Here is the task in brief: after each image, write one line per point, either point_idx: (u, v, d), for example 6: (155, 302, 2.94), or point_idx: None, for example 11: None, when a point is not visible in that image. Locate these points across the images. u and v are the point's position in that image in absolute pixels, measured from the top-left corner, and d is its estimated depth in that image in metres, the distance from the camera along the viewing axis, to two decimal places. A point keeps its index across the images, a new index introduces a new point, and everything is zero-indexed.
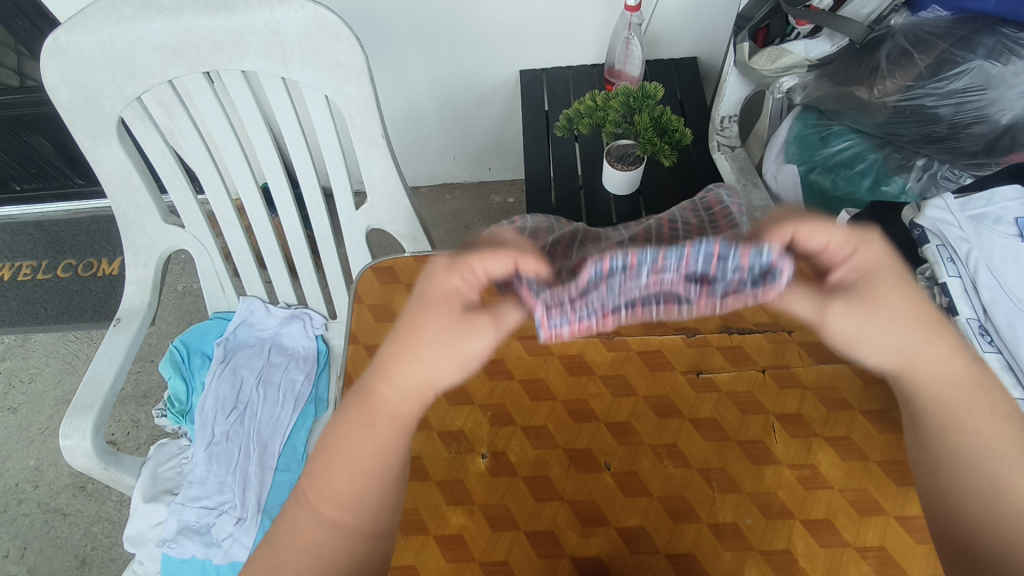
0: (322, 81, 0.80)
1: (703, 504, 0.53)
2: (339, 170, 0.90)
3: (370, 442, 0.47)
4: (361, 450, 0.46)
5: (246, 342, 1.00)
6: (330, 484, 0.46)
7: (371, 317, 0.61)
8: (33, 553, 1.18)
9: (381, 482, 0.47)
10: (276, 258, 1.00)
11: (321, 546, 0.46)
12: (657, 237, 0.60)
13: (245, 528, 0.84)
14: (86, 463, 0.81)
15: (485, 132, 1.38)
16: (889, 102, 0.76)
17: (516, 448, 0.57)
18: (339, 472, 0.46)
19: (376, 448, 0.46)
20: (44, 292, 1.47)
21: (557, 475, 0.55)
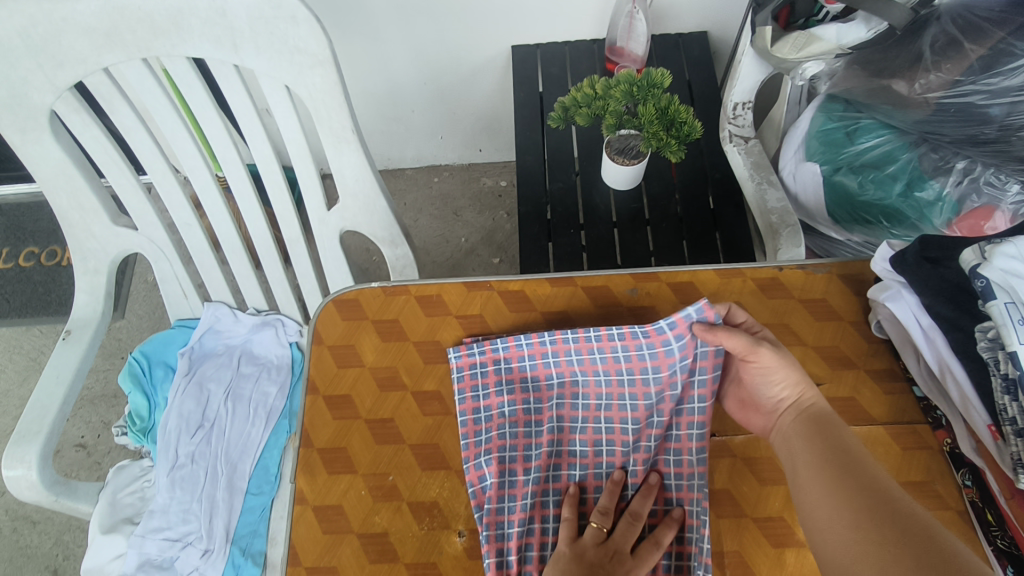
0: (280, 70, 0.70)
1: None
2: (308, 169, 0.80)
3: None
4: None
5: (214, 351, 0.91)
6: None
7: (330, 360, 0.56)
8: (1, 563, 1.13)
9: None
10: (242, 261, 0.92)
11: None
12: (632, 315, 0.56)
13: (212, 561, 0.78)
14: (35, 495, 0.74)
15: (474, 112, 1.27)
16: (931, 99, 0.67)
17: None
18: None
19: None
20: (5, 283, 1.38)
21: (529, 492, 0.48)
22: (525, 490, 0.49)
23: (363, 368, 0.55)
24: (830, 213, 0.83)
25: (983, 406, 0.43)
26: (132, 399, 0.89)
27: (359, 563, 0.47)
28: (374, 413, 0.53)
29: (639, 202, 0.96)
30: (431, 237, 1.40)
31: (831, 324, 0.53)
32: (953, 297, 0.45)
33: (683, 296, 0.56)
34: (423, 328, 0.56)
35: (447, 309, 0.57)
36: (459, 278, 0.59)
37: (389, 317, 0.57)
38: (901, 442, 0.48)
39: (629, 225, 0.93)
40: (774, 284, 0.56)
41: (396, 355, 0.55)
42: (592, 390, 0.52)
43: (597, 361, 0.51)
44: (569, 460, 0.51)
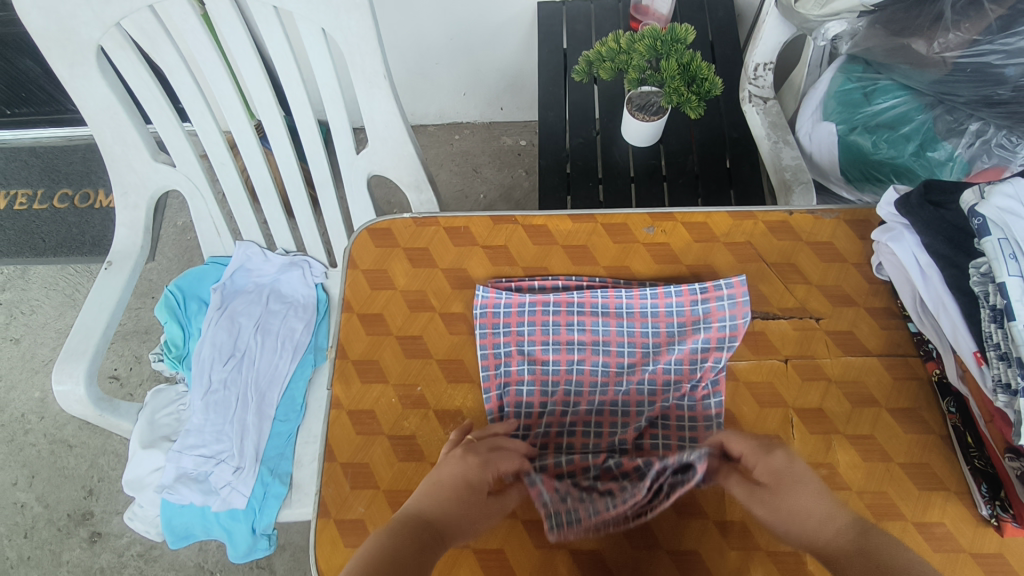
0: (318, 12, 0.72)
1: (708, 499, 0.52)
2: (339, 109, 0.83)
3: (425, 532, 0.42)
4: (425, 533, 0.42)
5: (244, 288, 0.96)
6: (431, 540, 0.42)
7: (361, 281, 0.60)
8: (41, 481, 1.21)
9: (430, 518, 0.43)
10: (273, 202, 0.95)
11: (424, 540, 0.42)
12: (651, 252, 0.59)
13: (242, 477, 0.83)
14: (82, 409, 0.80)
15: (498, 69, 1.28)
16: (949, 58, 0.68)
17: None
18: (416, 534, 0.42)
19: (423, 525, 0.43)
20: (40, 222, 1.44)
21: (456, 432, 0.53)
22: (543, 421, 0.53)
23: (394, 291, 0.59)
24: (843, 170, 0.85)
25: (970, 334, 0.46)
26: (168, 328, 0.94)
27: (388, 462, 0.52)
28: (403, 331, 0.57)
29: (657, 158, 0.98)
30: (451, 192, 1.43)
31: (835, 265, 0.57)
32: (952, 236, 0.48)
33: (698, 236, 0.59)
34: (450, 256, 0.60)
35: (474, 239, 0.61)
36: (486, 212, 0.62)
37: (419, 245, 0.61)
38: (890, 374, 0.52)
39: (646, 180, 0.96)
40: (784, 227, 0.59)
41: (425, 280, 0.60)
42: (614, 319, 0.55)
43: (621, 311, 0.55)
44: (588, 398, 0.54)
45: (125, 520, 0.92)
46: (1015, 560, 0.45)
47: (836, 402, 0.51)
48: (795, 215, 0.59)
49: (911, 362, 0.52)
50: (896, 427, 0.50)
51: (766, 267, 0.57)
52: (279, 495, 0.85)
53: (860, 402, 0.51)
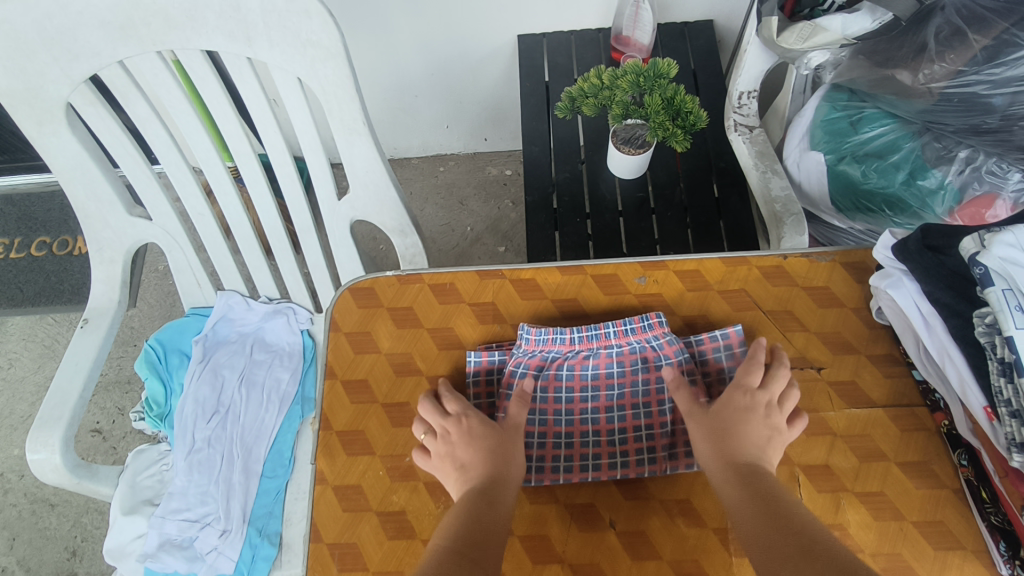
0: (292, 63, 0.71)
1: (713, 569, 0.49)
2: (319, 156, 0.81)
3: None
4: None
5: (227, 339, 0.93)
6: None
7: (349, 347, 0.57)
8: (22, 544, 1.16)
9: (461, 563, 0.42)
10: (254, 250, 0.93)
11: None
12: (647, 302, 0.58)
13: (229, 540, 0.80)
14: (58, 478, 0.76)
15: (481, 101, 1.27)
16: (934, 89, 0.67)
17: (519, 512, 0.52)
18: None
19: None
20: (17, 272, 1.40)
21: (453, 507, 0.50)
22: (537, 456, 0.53)
23: (380, 353, 0.57)
24: (833, 201, 0.84)
25: (978, 388, 0.44)
26: (149, 385, 0.91)
27: (378, 540, 0.49)
28: (390, 398, 0.55)
29: (644, 190, 0.97)
30: (437, 226, 1.41)
31: (832, 310, 0.55)
32: (953, 284, 0.46)
33: (691, 285, 0.57)
34: (436, 315, 0.58)
35: (460, 296, 0.59)
36: (472, 266, 0.60)
37: (403, 305, 0.59)
38: (895, 426, 0.50)
39: (634, 214, 0.95)
40: (779, 272, 0.57)
41: (410, 342, 0.57)
42: (603, 382, 0.55)
43: (612, 374, 0.55)
44: (582, 451, 0.53)
45: None
46: None
47: (841, 457, 0.49)
48: (789, 258, 0.58)
49: (917, 413, 0.51)
50: (906, 483, 0.48)
51: (762, 314, 0.56)
52: (268, 558, 0.81)
53: (867, 457, 0.49)
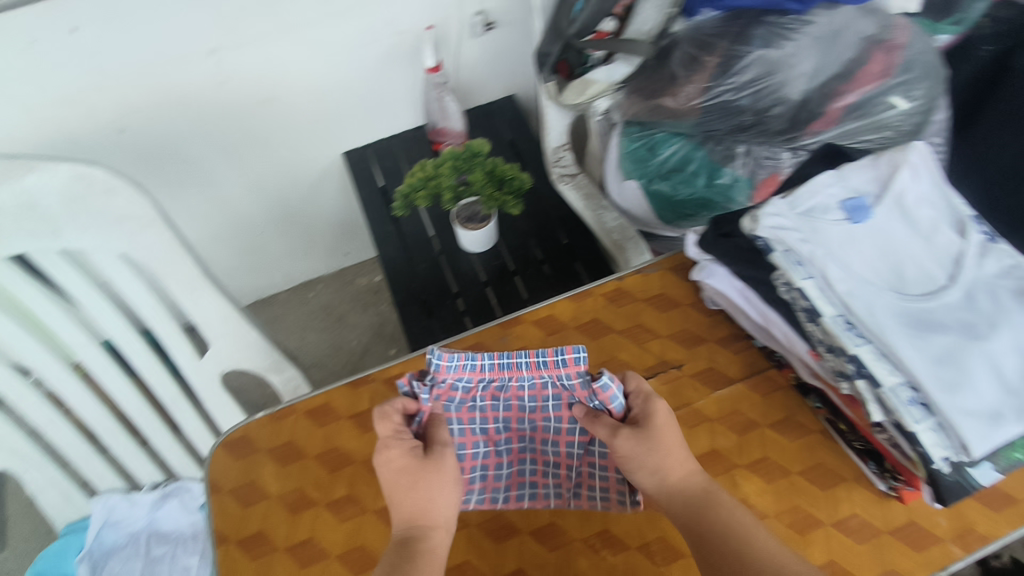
0: (111, 241, 0.70)
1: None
2: (167, 322, 0.79)
3: None
4: None
5: (117, 544, 0.86)
6: None
7: (228, 489, 0.55)
8: None
9: None
10: (122, 439, 0.86)
11: None
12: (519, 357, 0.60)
13: None
14: None
15: (330, 220, 1.30)
16: (695, 105, 0.79)
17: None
18: None
19: None
20: None
21: None
22: (465, 485, 0.57)
23: (270, 499, 0.55)
24: (658, 217, 0.94)
25: (800, 337, 0.51)
26: None
27: None
28: (291, 541, 0.53)
29: (501, 257, 1.02)
30: (323, 350, 1.40)
31: (675, 312, 0.61)
32: (752, 259, 0.53)
33: (550, 330, 0.61)
34: (319, 440, 0.57)
35: (338, 413, 0.59)
36: (342, 380, 0.60)
37: (282, 442, 0.57)
38: (759, 392, 0.55)
39: (498, 280, 0.99)
40: (621, 292, 0.62)
41: (299, 476, 0.56)
42: (539, 415, 0.55)
43: (547, 409, 0.55)
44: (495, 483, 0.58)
45: None
46: (924, 519, 0.49)
47: (724, 437, 0.53)
48: (625, 279, 0.64)
49: (771, 375, 0.56)
50: (781, 441, 0.53)
51: (618, 335, 0.60)
52: None
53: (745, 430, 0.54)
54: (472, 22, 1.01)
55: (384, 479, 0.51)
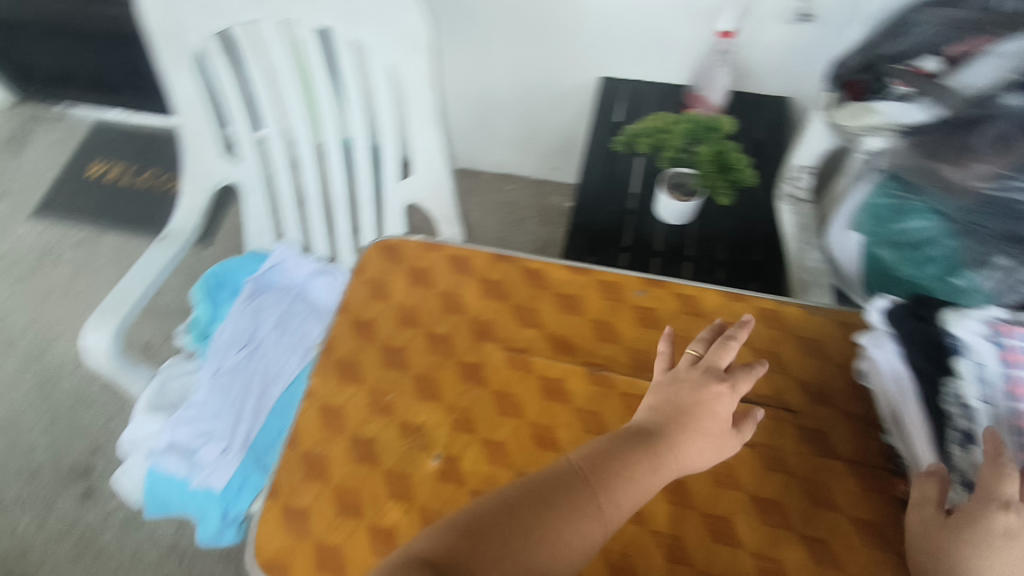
0: (388, 49, 0.83)
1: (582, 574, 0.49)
2: (395, 143, 0.95)
3: (567, 534, 0.38)
4: (568, 545, 0.38)
5: (275, 285, 1.05)
6: (533, 526, 0.37)
7: (472, 264, 0.62)
8: (60, 426, 1.29)
9: (542, 515, 0.38)
10: (316, 212, 1.04)
11: (586, 544, 0.38)
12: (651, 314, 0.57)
13: (227, 459, 0.88)
14: (102, 360, 0.88)
15: (555, 133, 1.37)
16: (973, 188, 0.63)
17: (470, 456, 0.51)
18: (531, 531, 0.37)
19: (570, 534, 0.38)
20: (124, 197, 1.60)
21: (387, 441, 0.53)
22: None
23: (390, 302, 0.60)
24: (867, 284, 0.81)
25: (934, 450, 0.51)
26: (197, 309, 1.03)
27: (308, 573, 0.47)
28: (386, 340, 0.58)
29: (684, 239, 0.98)
30: (491, 237, 1.49)
31: (820, 365, 0.59)
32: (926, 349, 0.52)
33: (689, 306, 0.57)
34: (448, 280, 0.61)
35: (471, 269, 0.61)
36: (491, 247, 0.63)
37: (421, 264, 0.62)
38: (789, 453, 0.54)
39: (668, 258, 0.95)
40: (774, 315, 0.62)
41: (419, 297, 0.60)
42: None
43: None
44: None
45: (118, 478, 0.92)
46: None
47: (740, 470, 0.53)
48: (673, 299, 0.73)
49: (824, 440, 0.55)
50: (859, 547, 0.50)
51: (748, 349, 0.60)
52: (255, 487, 0.88)
53: (775, 468, 0.53)
54: (788, 8, 0.99)
55: (707, 433, 0.44)
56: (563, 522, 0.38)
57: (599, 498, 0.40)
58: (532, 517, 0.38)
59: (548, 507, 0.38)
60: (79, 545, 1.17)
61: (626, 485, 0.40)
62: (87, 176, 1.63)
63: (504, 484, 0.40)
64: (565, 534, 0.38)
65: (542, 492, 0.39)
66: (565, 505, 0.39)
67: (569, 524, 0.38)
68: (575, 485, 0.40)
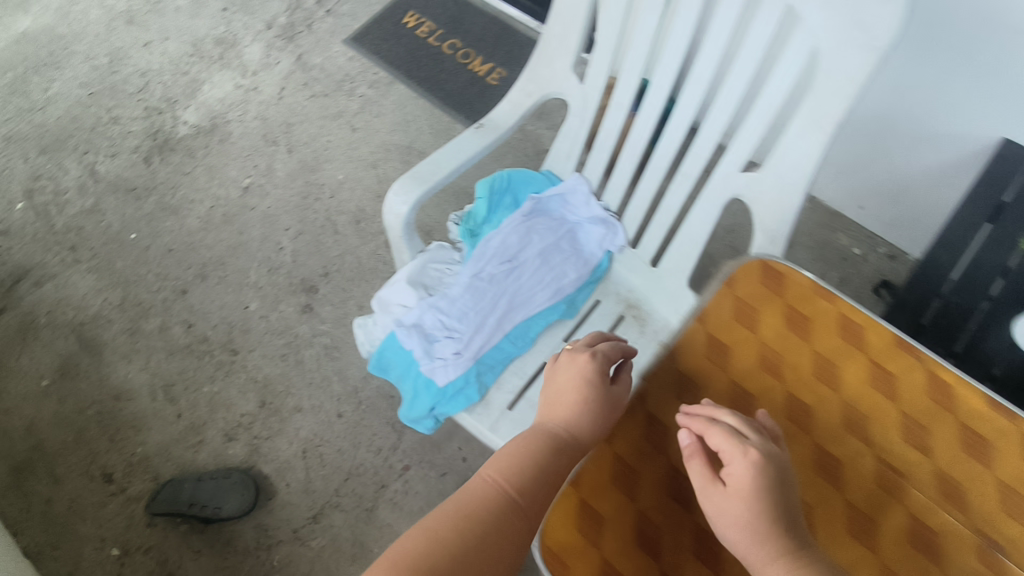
0: (825, 37, 0.69)
1: (620, 523, 0.45)
2: (751, 142, 0.82)
3: (494, 521, 0.50)
4: (503, 537, 0.49)
5: (552, 213, 1.02)
6: (471, 525, 0.49)
7: (868, 339, 0.51)
8: (303, 240, 1.40)
9: (473, 518, 0.50)
10: (629, 163, 0.97)
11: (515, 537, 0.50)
12: None
13: (457, 362, 0.89)
14: (393, 222, 0.89)
15: (891, 173, 1.17)
16: None
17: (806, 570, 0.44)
18: (470, 536, 0.48)
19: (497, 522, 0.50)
20: (425, 55, 1.63)
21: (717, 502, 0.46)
22: None
23: (757, 342, 0.51)
24: None
25: None
26: (476, 202, 1.02)
27: None
28: (743, 384, 0.50)
29: None
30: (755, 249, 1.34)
31: None
32: None
33: None
34: (833, 345, 0.51)
35: (866, 344, 0.51)
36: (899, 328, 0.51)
37: (807, 312, 0.52)
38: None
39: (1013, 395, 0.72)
40: None
41: (793, 352, 0.51)
42: None
43: None
44: None
45: (355, 325, 0.96)
46: None
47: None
48: None
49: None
50: None
51: None
52: (468, 399, 0.89)
53: None
54: None
55: (574, 412, 0.61)
56: (494, 524, 0.50)
57: (516, 489, 0.53)
58: (474, 517, 0.50)
59: (479, 510, 0.51)
60: (287, 348, 1.30)
61: (531, 473, 0.54)
62: (402, 23, 1.68)
63: (428, 531, 0.49)
64: (496, 526, 0.50)
65: (476, 517, 0.50)
66: (488, 506, 0.51)
67: (497, 517, 0.50)
68: (500, 498, 0.52)
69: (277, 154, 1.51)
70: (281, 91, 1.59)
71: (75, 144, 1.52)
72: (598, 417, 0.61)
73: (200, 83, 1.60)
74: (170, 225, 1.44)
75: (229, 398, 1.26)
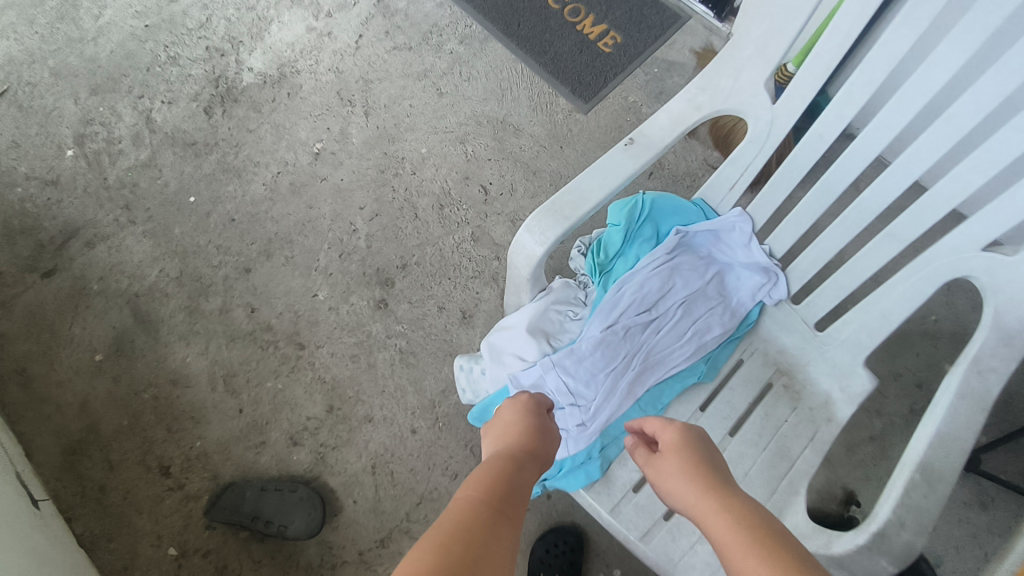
0: None
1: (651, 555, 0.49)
2: (1007, 216, 0.65)
3: (479, 532, 0.49)
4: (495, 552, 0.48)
5: (698, 249, 0.85)
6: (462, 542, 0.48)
7: None
8: (379, 224, 1.25)
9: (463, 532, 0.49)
10: (812, 206, 0.78)
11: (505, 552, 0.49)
12: None
13: (580, 435, 0.78)
14: (522, 265, 0.74)
15: None
16: None
17: None
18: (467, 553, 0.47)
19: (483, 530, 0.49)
20: (526, 8, 1.40)
21: None
22: None
23: None
24: None
25: None
26: (609, 229, 0.84)
27: None
28: None
29: None
30: None
31: None
32: None
33: None
34: None
35: None
36: None
37: None
38: (687, 434, 0.62)
39: None
40: None
41: None
42: None
43: None
44: None
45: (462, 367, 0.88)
46: None
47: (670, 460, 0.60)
48: None
49: (691, 429, 0.63)
50: None
51: None
52: (589, 477, 0.76)
53: None
54: None
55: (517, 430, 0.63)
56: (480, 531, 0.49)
57: (493, 501, 0.53)
58: (465, 532, 0.48)
59: (463, 524, 0.50)
60: (359, 348, 1.18)
61: (494, 484, 0.56)
62: None
63: (432, 547, 0.46)
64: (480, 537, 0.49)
65: (468, 524, 0.49)
66: (469, 522, 0.50)
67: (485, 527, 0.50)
68: (486, 513, 0.51)
69: (352, 117, 1.33)
70: (358, 40, 1.39)
71: (129, 85, 1.35)
72: (538, 435, 0.65)
73: (268, 23, 1.41)
74: (232, 190, 1.28)
75: (294, 397, 1.16)
